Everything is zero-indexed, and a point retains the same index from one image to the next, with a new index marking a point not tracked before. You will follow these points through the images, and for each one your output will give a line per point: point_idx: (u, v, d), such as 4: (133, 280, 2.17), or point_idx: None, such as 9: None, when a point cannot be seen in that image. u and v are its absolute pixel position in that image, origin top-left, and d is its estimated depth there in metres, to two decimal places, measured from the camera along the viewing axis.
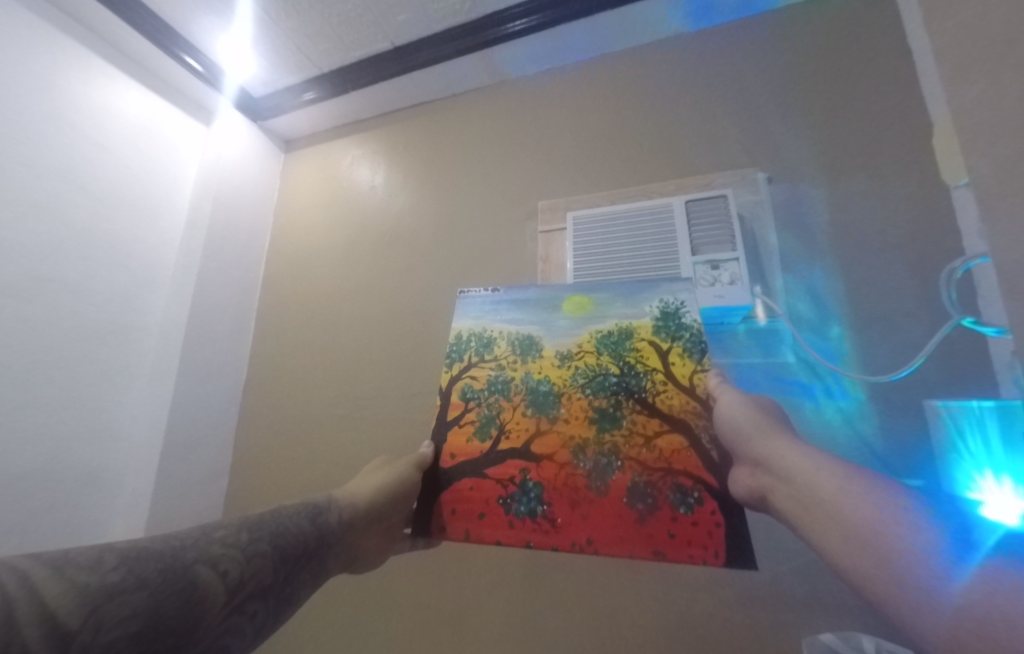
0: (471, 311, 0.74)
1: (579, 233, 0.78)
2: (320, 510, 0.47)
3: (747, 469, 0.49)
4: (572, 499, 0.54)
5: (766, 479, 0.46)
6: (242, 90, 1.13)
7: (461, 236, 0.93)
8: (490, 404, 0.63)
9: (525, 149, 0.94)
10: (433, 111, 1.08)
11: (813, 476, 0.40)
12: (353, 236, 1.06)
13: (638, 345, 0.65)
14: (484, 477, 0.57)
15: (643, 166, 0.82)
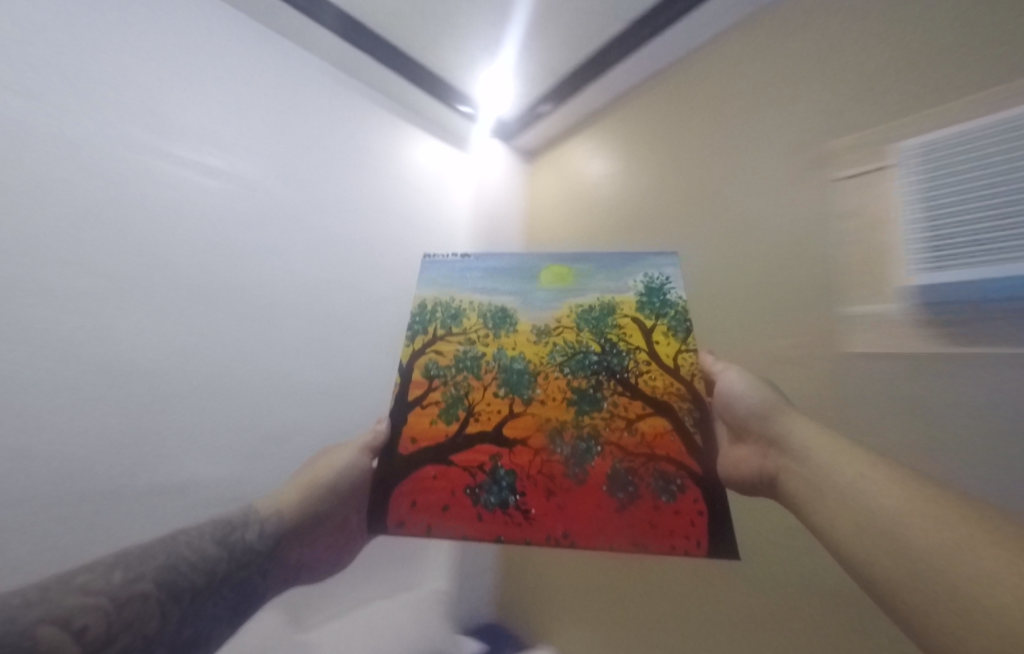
0: (436, 278, 0.65)
1: (924, 169, 0.45)
2: (234, 531, 0.41)
3: (758, 450, 0.46)
4: (548, 489, 0.49)
5: (778, 461, 0.44)
6: (500, 120, 1.02)
7: (735, 203, 0.68)
8: (458, 383, 0.56)
9: (784, 108, 0.65)
10: (688, 78, 0.81)
11: (835, 460, 0.39)
12: (587, 229, 0.92)
13: (621, 321, 0.60)
14: (450, 465, 0.51)
15: (899, 90, 0.54)
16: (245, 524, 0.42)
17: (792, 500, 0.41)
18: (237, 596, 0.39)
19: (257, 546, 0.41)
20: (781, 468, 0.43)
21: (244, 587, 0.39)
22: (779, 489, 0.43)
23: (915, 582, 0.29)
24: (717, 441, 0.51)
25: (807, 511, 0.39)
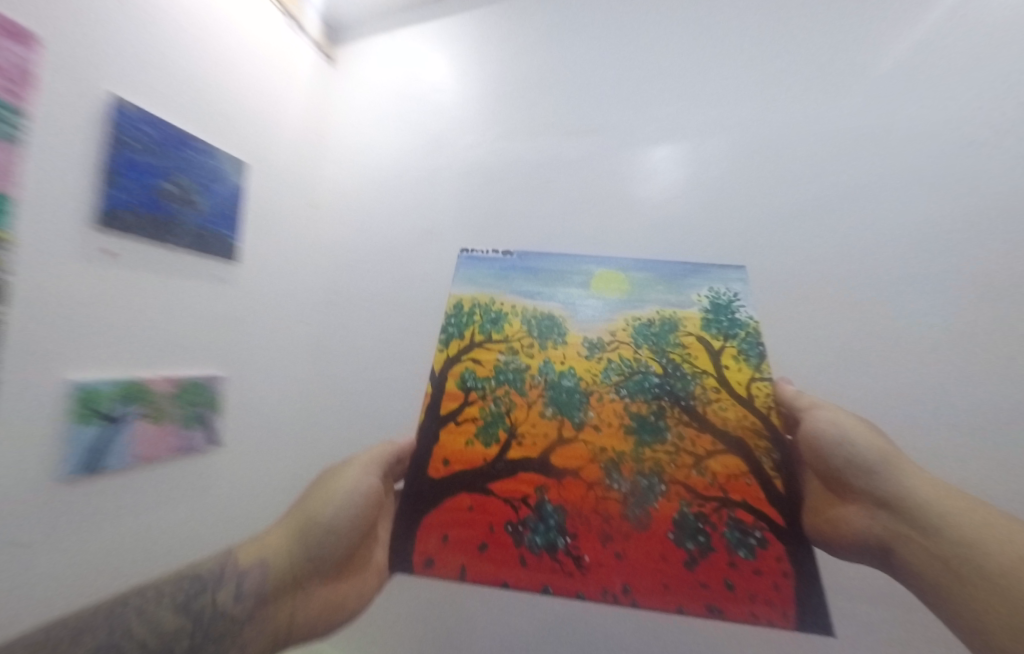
0: (475, 279, 0.59)
1: None
2: (202, 590, 0.31)
3: (858, 508, 0.37)
4: (605, 532, 0.42)
5: (889, 526, 0.35)
6: None
7: None
8: (498, 398, 0.49)
9: None
10: None
11: (976, 534, 0.30)
12: None
13: (685, 340, 0.53)
14: (488, 495, 0.43)
15: None
16: (219, 577, 0.32)
17: (918, 581, 0.32)
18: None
19: (233, 610, 0.31)
20: (897, 537, 0.34)
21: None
22: (896, 563, 0.34)
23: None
24: (803, 489, 0.43)
25: (947, 596, 0.30)
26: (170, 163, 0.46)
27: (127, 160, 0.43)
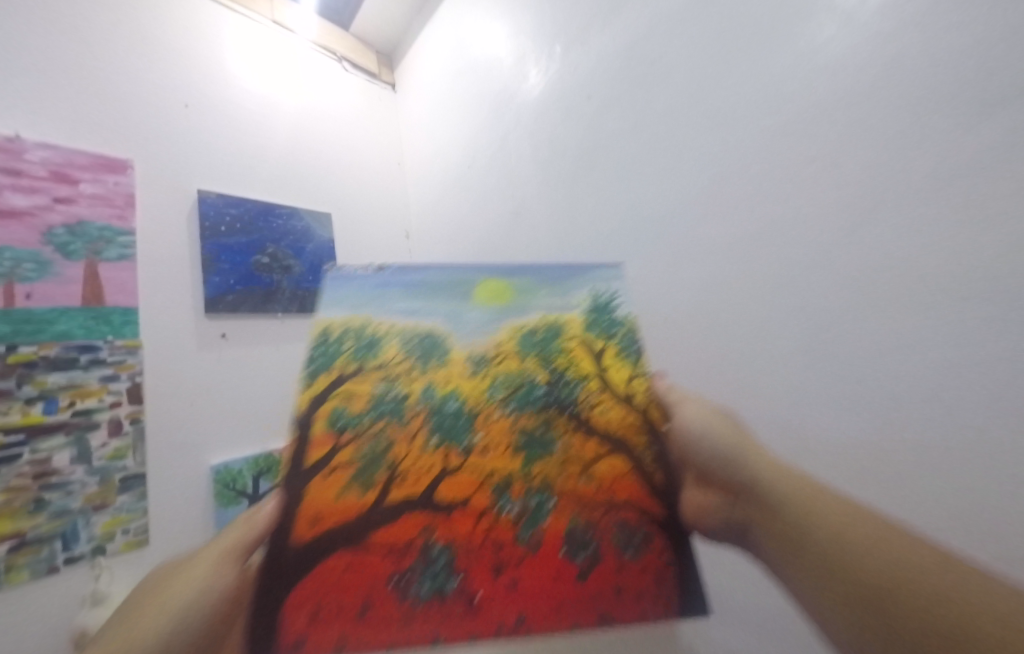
0: (345, 298, 0.52)
1: None
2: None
3: (722, 498, 0.40)
4: (496, 563, 0.40)
5: (744, 513, 0.38)
6: None
7: None
8: (375, 434, 0.44)
9: None
10: None
11: (815, 515, 0.33)
12: None
13: (569, 345, 0.53)
14: (368, 549, 0.39)
15: None
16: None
17: (764, 561, 0.35)
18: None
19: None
20: (749, 522, 0.37)
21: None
22: (748, 544, 0.37)
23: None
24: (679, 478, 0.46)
25: (784, 572, 0.33)
26: (263, 233, 0.97)
27: (234, 248, 0.92)
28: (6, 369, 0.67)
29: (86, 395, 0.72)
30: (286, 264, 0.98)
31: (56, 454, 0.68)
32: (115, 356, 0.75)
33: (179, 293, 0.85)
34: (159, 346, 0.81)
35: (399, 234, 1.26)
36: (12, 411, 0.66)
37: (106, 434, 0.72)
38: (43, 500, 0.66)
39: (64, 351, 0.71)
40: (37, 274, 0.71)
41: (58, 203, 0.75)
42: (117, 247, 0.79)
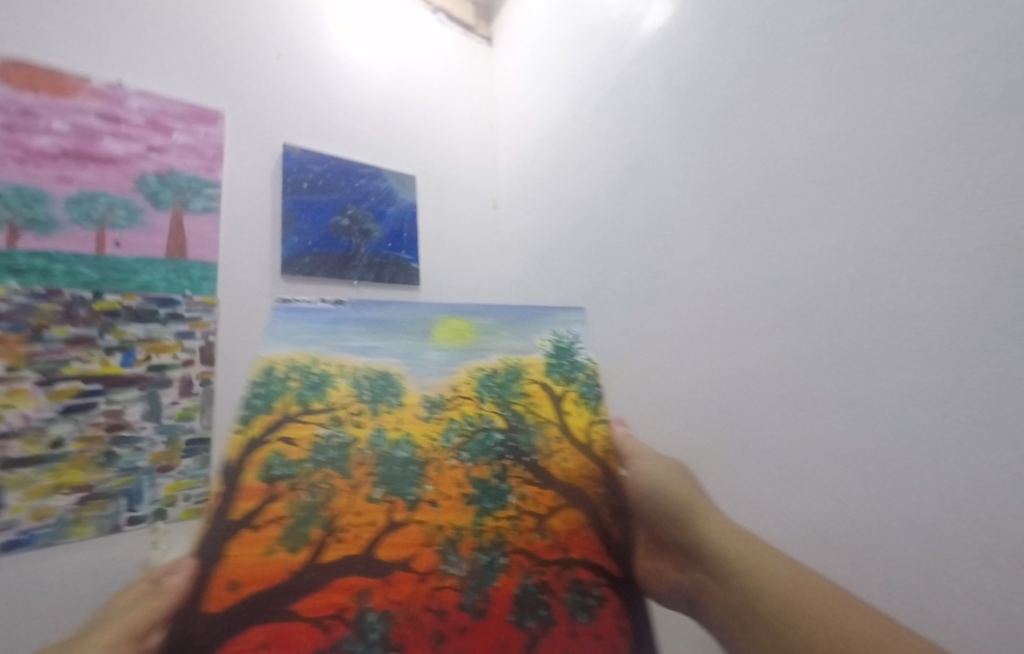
0: (294, 334, 0.50)
1: None
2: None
3: (673, 560, 0.40)
4: (438, 634, 0.36)
5: (693, 577, 0.38)
6: None
7: None
8: (314, 485, 0.41)
9: None
10: None
11: (761, 579, 0.33)
12: None
13: (529, 388, 0.51)
14: (293, 620, 0.34)
15: None
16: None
17: (719, 630, 0.34)
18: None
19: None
20: (697, 587, 0.37)
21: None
22: (698, 611, 0.37)
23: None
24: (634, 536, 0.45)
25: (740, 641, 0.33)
26: (344, 193, 0.84)
27: (315, 202, 0.80)
28: (96, 314, 0.60)
29: (161, 350, 0.63)
30: (365, 227, 0.85)
31: (129, 408, 0.59)
32: (193, 312, 0.65)
33: (263, 250, 0.74)
34: (240, 303, 0.70)
35: (488, 201, 1.05)
36: (93, 358, 0.59)
37: (177, 393, 0.63)
38: (114, 455, 0.57)
39: (144, 300, 0.63)
40: (129, 223, 0.64)
41: (152, 153, 0.68)
42: (203, 198, 0.70)
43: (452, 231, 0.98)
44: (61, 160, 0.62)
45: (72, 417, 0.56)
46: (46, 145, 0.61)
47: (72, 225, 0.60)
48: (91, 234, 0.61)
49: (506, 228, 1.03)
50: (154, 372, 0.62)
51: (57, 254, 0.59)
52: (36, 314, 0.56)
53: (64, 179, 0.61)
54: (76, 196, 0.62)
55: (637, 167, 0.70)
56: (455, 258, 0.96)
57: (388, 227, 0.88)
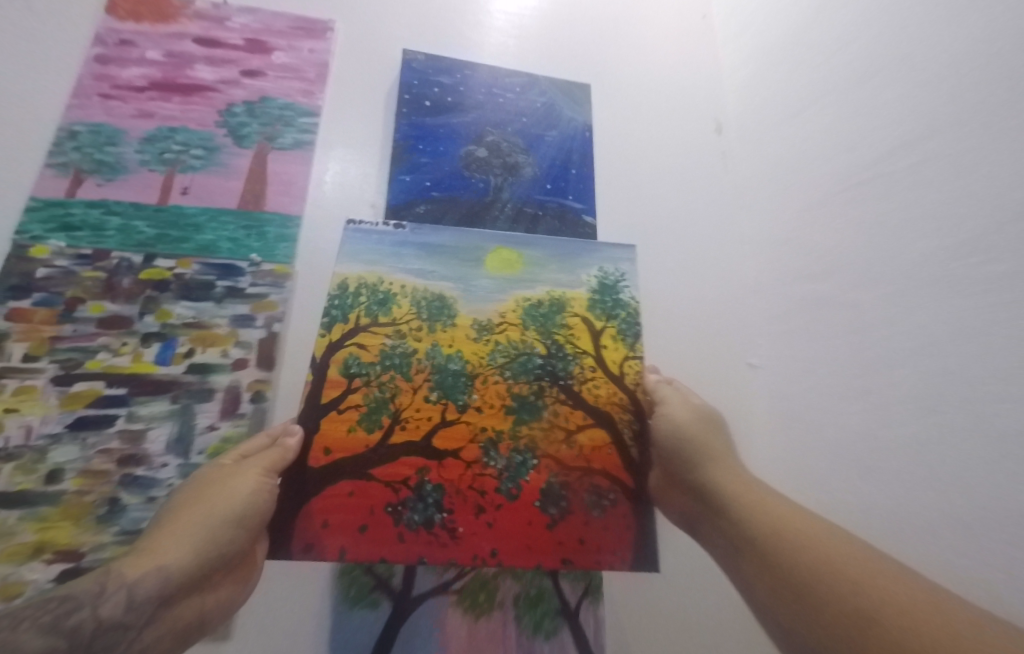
0: (362, 253, 0.56)
1: None
2: (78, 607, 0.28)
3: (681, 492, 0.47)
4: (477, 505, 0.46)
5: (695, 508, 0.45)
6: None
7: None
8: (383, 384, 0.49)
9: None
10: None
11: (751, 508, 0.40)
12: None
13: (570, 321, 0.56)
14: (370, 479, 0.45)
15: None
16: (98, 594, 0.29)
17: (712, 546, 0.42)
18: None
19: (122, 621, 0.29)
20: (698, 516, 0.44)
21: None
22: (697, 532, 0.44)
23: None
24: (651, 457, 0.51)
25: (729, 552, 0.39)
26: (483, 112, 0.69)
27: (427, 126, 0.66)
28: (137, 286, 0.51)
29: (212, 344, 0.50)
30: (507, 157, 0.66)
31: (154, 430, 0.45)
32: (260, 285, 0.53)
33: (368, 181, 0.61)
34: (315, 272, 0.55)
35: (707, 123, 0.76)
36: (123, 353, 0.48)
37: (217, 414, 0.47)
38: (121, 505, 0.42)
39: (199, 271, 0.53)
40: (202, 166, 0.59)
41: (244, 76, 0.65)
42: (294, 132, 0.62)
43: (647, 172, 0.69)
44: (147, 93, 0.62)
45: (80, 438, 0.43)
46: (137, 76, 0.63)
47: (140, 167, 0.58)
48: (159, 183, 0.57)
49: (743, 163, 0.71)
50: (194, 377, 0.48)
51: (116, 208, 0.55)
52: (76, 285, 0.50)
53: (144, 114, 0.61)
54: (151, 137, 0.59)
55: (902, 55, 0.47)
56: (644, 203, 0.67)
57: (541, 162, 0.67)
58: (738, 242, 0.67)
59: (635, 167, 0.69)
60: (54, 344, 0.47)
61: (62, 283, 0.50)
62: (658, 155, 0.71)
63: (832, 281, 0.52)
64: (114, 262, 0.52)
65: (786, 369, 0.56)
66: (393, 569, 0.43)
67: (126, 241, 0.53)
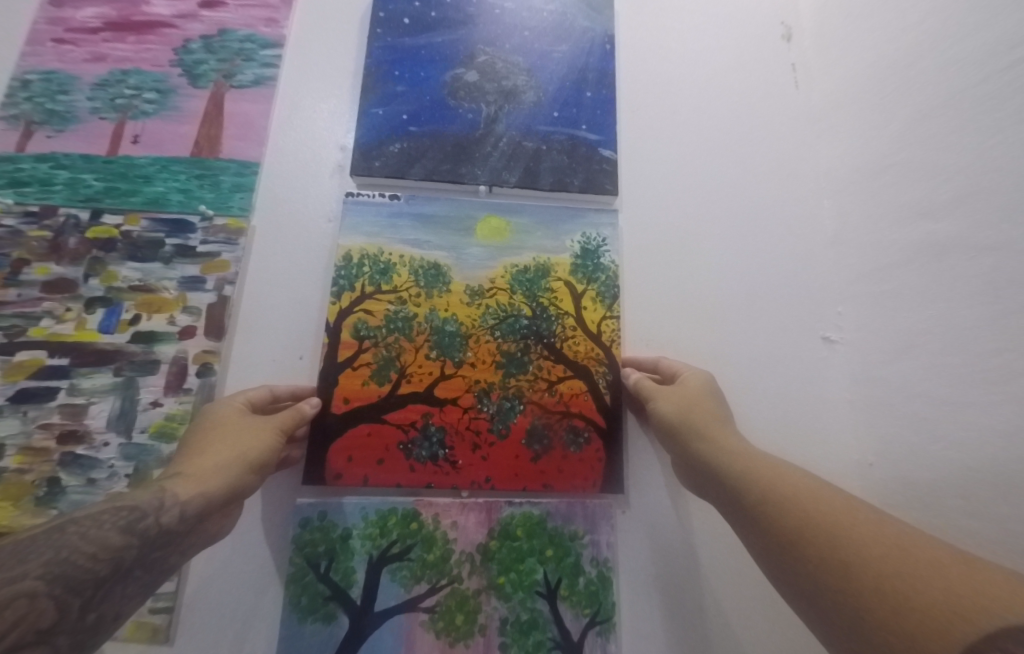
0: (363, 225, 0.61)
1: None
2: (145, 516, 0.36)
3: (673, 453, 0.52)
4: (474, 443, 0.56)
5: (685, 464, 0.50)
6: None
7: None
8: (389, 344, 0.57)
9: None
10: None
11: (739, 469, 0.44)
12: None
13: (554, 285, 0.62)
14: (383, 423, 0.55)
15: None
16: (159, 506, 0.37)
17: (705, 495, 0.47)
18: (151, 575, 0.36)
19: (174, 528, 0.38)
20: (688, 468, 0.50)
21: (156, 567, 0.37)
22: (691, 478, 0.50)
23: (872, 633, 0.27)
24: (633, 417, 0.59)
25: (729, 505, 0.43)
26: (466, 31, 0.69)
27: (406, 49, 0.67)
28: (83, 245, 0.59)
29: (159, 309, 0.57)
30: (503, 82, 0.67)
31: (95, 405, 0.55)
32: (216, 240, 0.60)
33: (340, 121, 0.66)
34: (268, 228, 0.62)
35: (776, 29, 0.81)
36: (67, 319, 0.57)
37: (163, 389, 0.55)
38: (59, 486, 0.52)
39: (147, 228, 0.60)
40: (153, 110, 0.64)
41: (203, 9, 0.68)
42: (255, 69, 0.66)
43: (682, 99, 0.75)
44: (101, 35, 0.66)
45: (21, 411, 0.54)
46: (91, 16, 0.67)
47: (91, 115, 0.63)
48: (110, 130, 0.63)
49: (817, 84, 0.76)
50: (140, 345, 0.56)
51: (65, 161, 0.61)
52: (24, 245, 0.58)
53: (97, 58, 0.65)
54: (102, 82, 0.64)
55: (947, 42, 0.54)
56: (694, 134, 0.74)
57: (543, 87, 0.68)
58: (745, 173, 0.74)
59: (665, 75, 0.76)
60: (3, 309, 0.56)
61: (10, 243, 0.58)
62: (679, 66, 0.77)
63: (935, 232, 0.54)
64: (61, 219, 0.59)
65: (863, 345, 0.64)
66: (403, 502, 0.54)
67: (73, 196, 0.60)
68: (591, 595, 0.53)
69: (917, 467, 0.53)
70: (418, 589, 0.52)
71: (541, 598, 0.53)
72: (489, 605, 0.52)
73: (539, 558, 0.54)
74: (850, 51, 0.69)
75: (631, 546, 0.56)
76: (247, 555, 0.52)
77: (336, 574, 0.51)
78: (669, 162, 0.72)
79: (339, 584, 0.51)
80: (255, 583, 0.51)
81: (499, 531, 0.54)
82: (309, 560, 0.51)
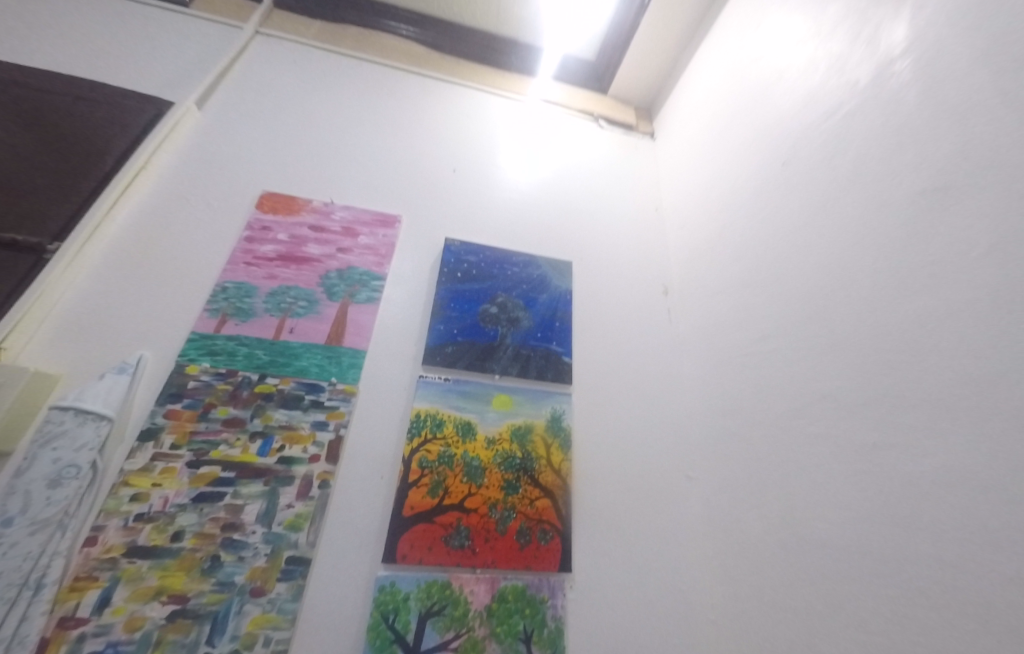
0: (427, 395, 1.03)
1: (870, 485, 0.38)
2: None
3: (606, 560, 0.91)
4: (486, 537, 0.93)
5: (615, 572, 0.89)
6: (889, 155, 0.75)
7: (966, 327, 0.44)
8: (439, 471, 0.96)
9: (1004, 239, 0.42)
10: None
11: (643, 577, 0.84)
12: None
13: (535, 438, 1.06)
14: (433, 522, 0.91)
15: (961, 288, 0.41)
16: None
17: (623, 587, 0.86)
18: None
19: None
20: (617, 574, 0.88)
21: None
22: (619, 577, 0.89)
23: None
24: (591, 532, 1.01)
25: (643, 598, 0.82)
26: (491, 283, 1.21)
27: (458, 291, 1.17)
28: (252, 397, 0.94)
29: (297, 442, 0.93)
30: (510, 313, 1.18)
31: (250, 505, 0.86)
32: (336, 398, 0.98)
33: (415, 327, 1.12)
34: (367, 392, 1.02)
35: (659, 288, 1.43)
36: (236, 445, 0.90)
37: (296, 496, 0.89)
38: (218, 562, 0.81)
39: (294, 388, 0.97)
40: (304, 313, 1.05)
41: (339, 252, 1.15)
42: (368, 293, 1.12)
43: (609, 326, 1.30)
44: (275, 262, 1.09)
45: (200, 507, 0.84)
46: (269, 250, 1.11)
47: (263, 312, 1.03)
48: (275, 323, 1.03)
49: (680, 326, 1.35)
50: (283, 465, 0.90)
51: (245, 340, 0.99)
52: (214, 394, 0.93)
53: (271, 276, 1.08)
54: (273, 292, 1.06)
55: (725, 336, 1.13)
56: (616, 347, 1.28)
57: (532, 318, 1.20)
58: (644, 372, 1.27)
59: (600, 310, 1.32)
60: (196, 436, 0.89)
61: (205, 392, 0.93)
62: (607, 306, 1.34)
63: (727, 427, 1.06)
64: (239, 378, 0.95)
65: None
66: (441, 575, 0.88)
67: (248, 364, 0.97)
68: (552, 640, 0.88)
69: (722, 557, 0.97)
70: (448, 635, 0.84)
71: (521, 642, 0.87)
72: (490, 646, 0.85)
73: (521, 615, 0.89)
74: (693, 317, 1.29)
75: (575, 609, 0.93)
76: (342, 612, 0.82)
77: (398, 623, 0.82)
78: (602, 363, 1.23)
79: (400, 630, 0.82)
80: (345, 631, 0.81)
81: (498, 596, 0.89)
82: (382, 613, 0.82)
